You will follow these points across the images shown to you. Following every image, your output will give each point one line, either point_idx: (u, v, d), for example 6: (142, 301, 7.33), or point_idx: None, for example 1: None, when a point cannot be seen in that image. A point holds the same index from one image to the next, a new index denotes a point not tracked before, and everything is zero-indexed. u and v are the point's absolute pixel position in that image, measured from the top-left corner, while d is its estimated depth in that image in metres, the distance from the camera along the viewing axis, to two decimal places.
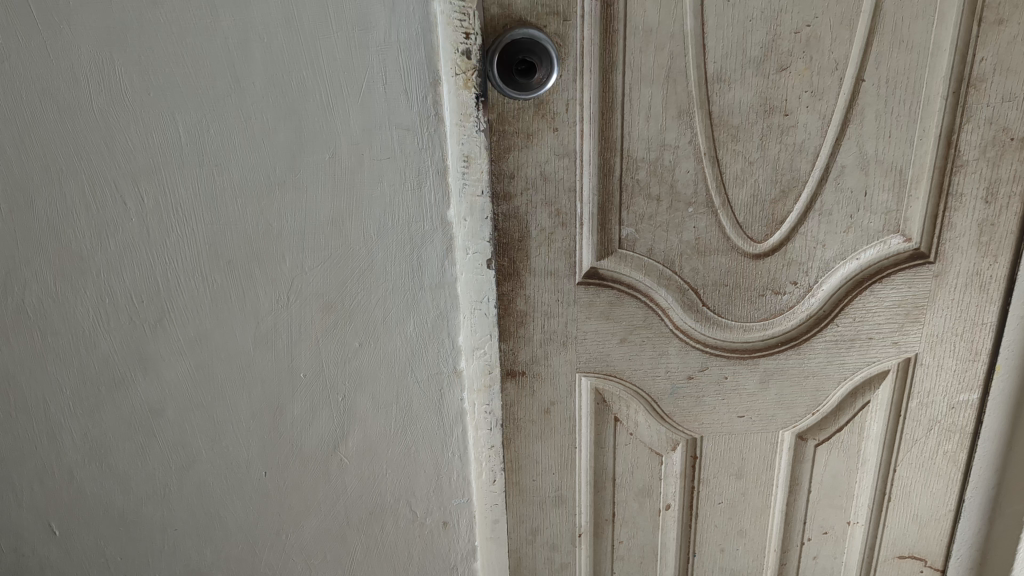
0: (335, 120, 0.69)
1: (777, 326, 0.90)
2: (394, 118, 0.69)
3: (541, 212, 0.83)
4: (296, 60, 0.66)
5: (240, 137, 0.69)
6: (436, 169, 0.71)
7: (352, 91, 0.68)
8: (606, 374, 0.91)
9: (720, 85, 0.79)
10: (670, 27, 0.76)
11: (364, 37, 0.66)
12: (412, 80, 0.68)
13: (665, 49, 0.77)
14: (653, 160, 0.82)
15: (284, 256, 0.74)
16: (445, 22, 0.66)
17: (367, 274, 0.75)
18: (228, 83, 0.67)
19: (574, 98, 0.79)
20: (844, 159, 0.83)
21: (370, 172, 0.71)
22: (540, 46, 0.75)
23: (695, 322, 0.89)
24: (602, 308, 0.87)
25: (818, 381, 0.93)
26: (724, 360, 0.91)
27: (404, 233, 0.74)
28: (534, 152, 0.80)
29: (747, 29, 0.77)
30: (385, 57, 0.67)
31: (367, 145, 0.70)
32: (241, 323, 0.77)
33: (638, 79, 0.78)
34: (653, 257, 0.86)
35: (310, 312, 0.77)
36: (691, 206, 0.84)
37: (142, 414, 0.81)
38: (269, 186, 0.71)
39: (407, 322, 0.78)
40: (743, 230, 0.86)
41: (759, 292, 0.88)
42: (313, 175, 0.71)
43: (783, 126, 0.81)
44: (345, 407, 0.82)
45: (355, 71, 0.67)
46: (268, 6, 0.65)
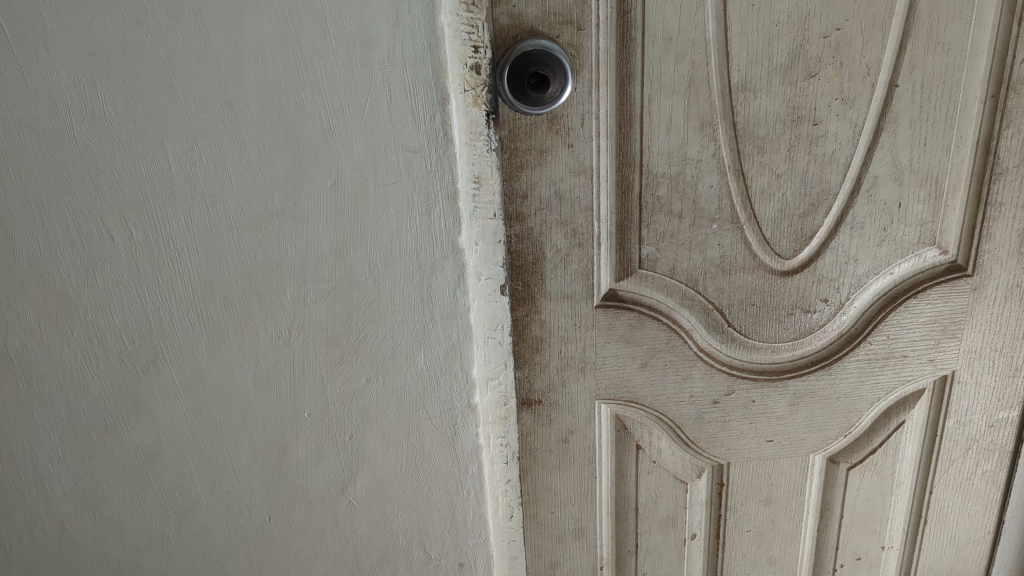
0: (337, 145, 0.64)
1: (807, 346, 0.85)
2: (400, 140, 0.64)
3: (556, 232, 0.78)
4: (293, 81, 0.62)
5: (235, 165, 0.64)
6: (446, 193, 0.67)
7: (355, 113, 0.63)
8: (628, 401, 0.86)
9: (745, 94, 0.75)
10: (691, 34, 0.72)
11: (367, 54, 0.61)
12: (418, 98, 0.63)
13: (686, 57, 0.73)
14: (675, 175, 0.77)
15: (285, 289, 0.69)
16: (451, 36, 0.61)
17: (374, 306, 0.70)
18: (220, 107, 0.62)
19: (590, 112, 0.74)
20: (877, 170, 0.78)
21: (376, 198, 0.66)
22: (553, 57, 0.71)
23: (721, 344, 0.84)
24: (622, 332, 0.83)
25: (850, 402, 0.89)
26: (752, 383, 0.86)
27: (413, 263, 0.69)
28: (548, 170, 0.76)
29: (774, 35, 0.72)
30: (390, 75, 0.62)
31: (372, 169, 0.65)
32: (241, 361, 0.72)
33: (658, 90, 0.74)
34: (675, 277, 0.81)
35: (312, 349, 0.72)
36: (714, 223, 0.79)
37: (137, 460, 0.76)
38: (267, 217, 0.66)
39: (417, 355, 0.73)
40: (771, 246, 0.81)
41: (787, 311, 0.83)
42: (314, 202, 0.66)
43: (812, 136, 0.77)
44: (353, 446, 0.77)
45: (358, 91, 0.62)
46: (262, 24, 0.60)
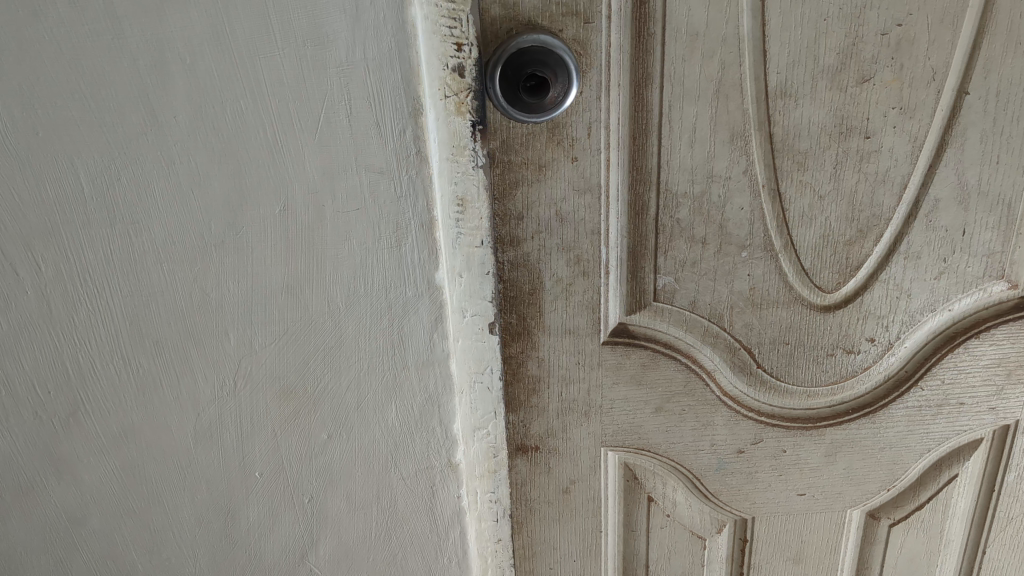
0: (286, 165, 0.53)
1: (848, 391, 0.74)
2: (364, 158, 0.53)
3: (558, 259, 0.67)
4: (230, 88, 0.50)
5: (161, 188, 0.53)
6: (419, 222, 0.56)
7: (307, 126, 0.52)
8: (638, 449, 0.76)
9: (784, 101, 0.62)
10: (721, 28, 0.60)
11: (321, 55, 0.50)
12: (385, 108, 0.52)
13: (714, 56, 0.61)
14: (698, 195, 0.65)
15: (227, 333, 0.58)
16: (428, 31, 0.49)
17: (334, 353, 0.59)
18: (142, 118, 0.50)
19: (598, 120, 0.62)
20: (939, 192, 0.66)
21: (333, 228, 0.55)
22: (554, 55, 0.59)
23: (747, 387, 0.73)
24: (633, 373, 0.72)
25: (895, 454, 0.77)
26: (783, 430, 0.75)
27: (382, 302, 0.58)
28: (547, 188, 0.64)
29: (821, 31, 0.60)
30: (349, 81, 0.51)
31: (329, 194, 0.54)
32: (176, 414, 0.61)
33: (680, 95, 0.62)
34: (696, 312, 0.70)
35: (262, 401, 0.61)
36: (744, 250, 0.68)
37: (61, 523, 0.65)
38: (203, 250, 0.55)
39: (388, 410, 0.62)
40: (811, 278, 0.69)
41: (825, 351, 0.72)
42: (259, 233, 0.54)
43: (862, 151, 0.64)
44: (312, 510, 0.66)
45: (309, 100, 0.51)
46: (190, 17, 0.48)
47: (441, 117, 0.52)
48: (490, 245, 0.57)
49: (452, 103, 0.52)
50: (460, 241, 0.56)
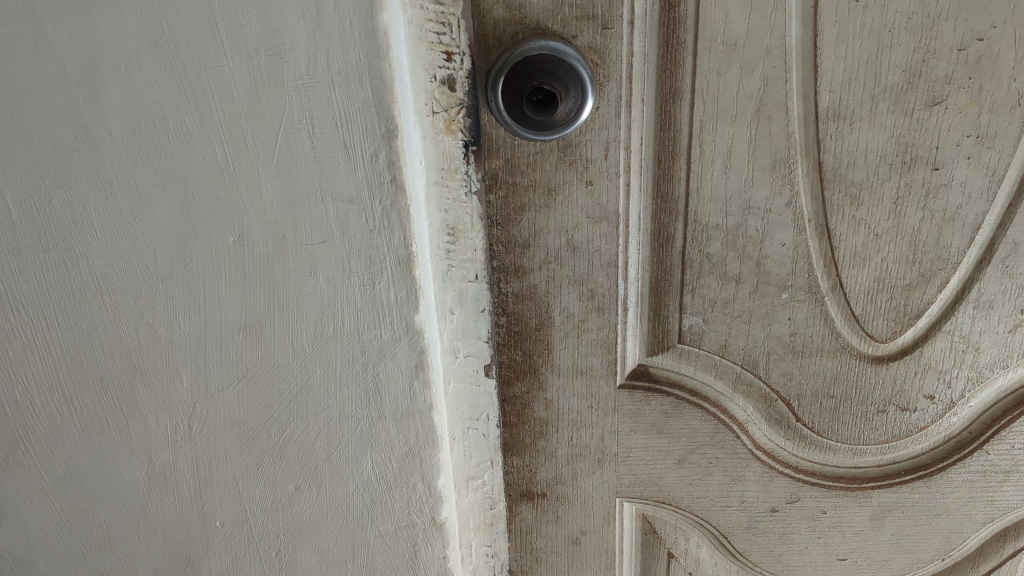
0: (238, 191, 0.46)
1: (901, 450, 0.65)
2: (330, 186, 0.47)
3: (568, 293, 0.59)
4: (172, 102, 0.44)
5: (98, 213, 0.47)
6: (396, 258, 0.50)
7: (263, 147, 0.45)
8: (657, 501, 0.68)
9: (836, 123, 0.53)
10: (764, 38, 0.51)
11: (276, 67, 0.43)
12: (354, 127, 0.45)
13: (755, 70, 0.52)
14: (733, 228, 0.57)
15: (179, 372, 0.53)
16: (412, 37, 0.43)
17: (301, 398, 0.54)
18: (74, 134, 0.44)
19: (617, 139, 0.54)
20: (1018, 235, 0.57)
21: (295, 266, 0.49)
22: (565, 66, 0.51)
23: (783, 442, 0.65)
24: (653, 420, 0.64)
25: (953, 520, 0.68)
26: (823, 489, 0.67)
27: (354, 346, 0.53)
28: (557, 214, 0.56)
29: (884, 44, 0.51)
30: (311, 96, 0.44)
31: (289, 224, 0.48)
32: (128, 455, 0.56)
33: (713, 114, 0.53)
34: (728, 357, 0.61)
35: (222, 448, 0.56)
36: (785, 292, 0.59)
37: (6, 567, 0.60)
38: (148, 283, 0.49)
39: (362, 460, 0.57)
40: (862, 326, 0.60)
41: (876, 407, 0.63)
42: (210, 268, 0.49)
43: (929, 185, 0.55)
44: (282, 562, 0.61)
45: (263, 117, 0.44)
46: (121, 19, 0.41)
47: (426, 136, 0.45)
48: (484, 278, 0.51)
49: (439, 120, 0.45)
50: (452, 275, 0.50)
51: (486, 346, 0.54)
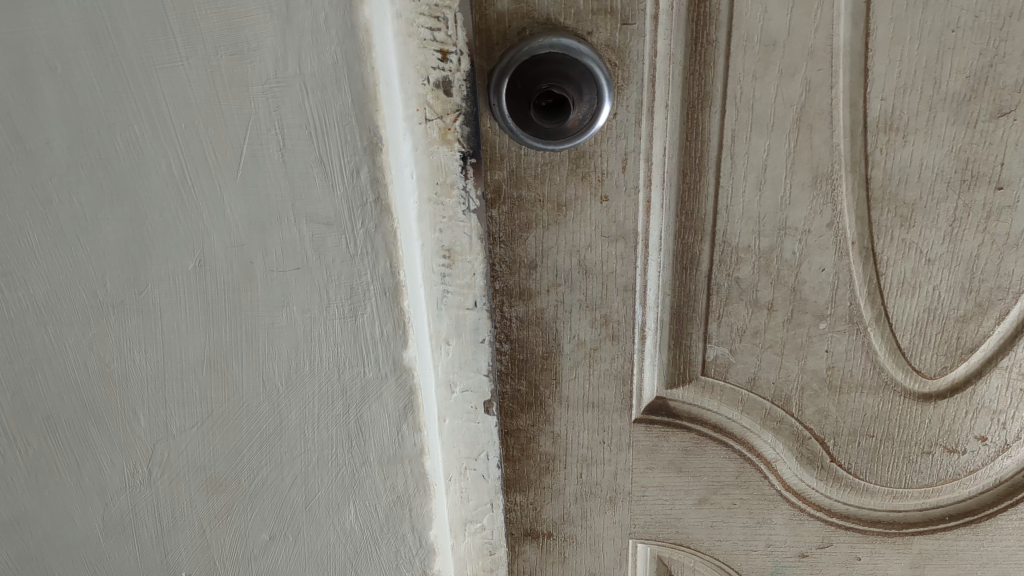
0: (199, 211, 0.41)
1: (945, 494, 0.59)
2: (304, 207, 0.42)
3: (579, 318, 0.53)
4: (119, 109, 0.38)
5: (38, 233, 0.41)
6: (382, 287, 0.45)
7: (225, 162, 0.40)
8: (675, 544, 0.62)
9: (888, 135, 0.47)
10: (809, 38, 0.44)
11: (238, 70, 0.38)
12: (330, 138, 0.40)
13: (797, 74, 0.45)
14: (766, 251, 0.50)
15: (135, 411, 0.47)
16: (401, 32, 0.38)
17: (273, 439, 0.49)
18: (8, 143, 0.39)
19: (637, 150, 0.48)
20: None
21: (265, 294, 0.44)
22: (580, 66, 0.44)
23: (816, 483, 0.59)
24: (672, 458, 0.58)
25: (1000, 569, 0.62)
26: (858, 534, 0.61)
27: (334, 386, 0.47)
28: (567, 232, 0.50)
29: (946, 45, 0.44)
30: (280, 103, 0.39)
31: (256, 248, 0.42)
32: (81, 500, 0.50)
33: (747, 123, 0.47)
34: (757, 392, 0.55)
35: (187, 495, 0.50)
36: (823, 322, 0.53)
37: None
38: (99, 312, 0.44)
39: (344, 508, 0.52)
40: (909, 360, 0.54)
41: (920, 449, 0.57)
42: (167, 295, 0.43)
43: (991, 206, 0.49)
44: None
45: (224, 128, 0.39)
46: (59, 10, 0.36)
47: (419, 147, 0.41)
48: (485, 306, 0.46)
49: (434, 129, 0.40)
50: (448, 301, 0.45)
51: (486, 380, 0.49)
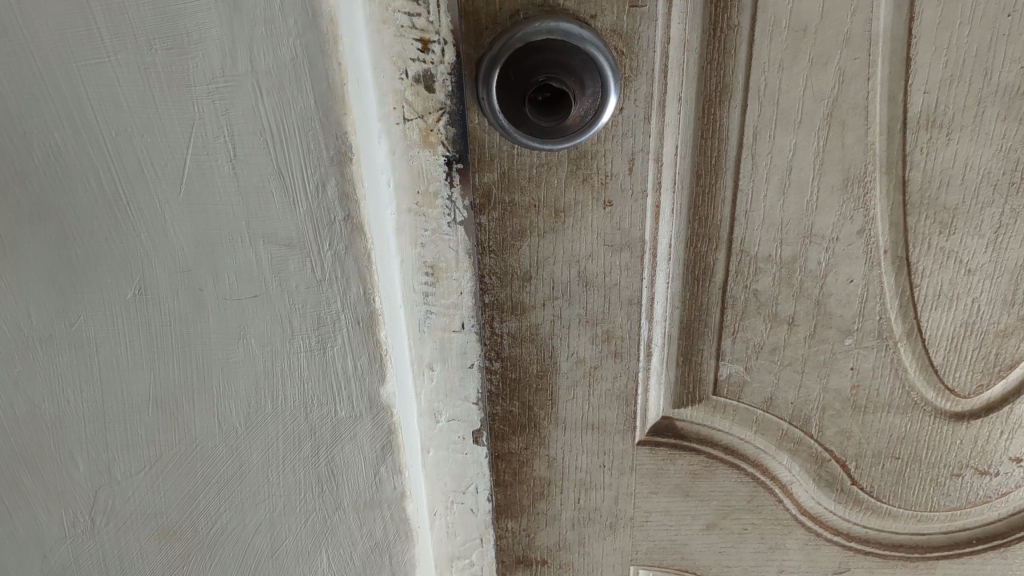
0: (138, 232, 0.34)
1: (974, 517, 0.54)
2: (263, 227, 0.35)
3: (579, 334, 0.47)
4: (32, 114, 0.31)
5: None
6: (353, 316, 0.38)
7: (167, 176, 0.33)
8: (679, 569, 0.58)
9: (929, 134, 0.41)
10: (844, 23, 0.39)
11: (178, 67, 0.31)
12: (290, 146, 0.33)
13: (830, 64, 0.40)
14: (788, 261, 0.45)
15: (73, 455, 0.41)
16: (375, 18, 0.34)
17: (233, 484, 0.43)
18: None
19: (646, 149, 0.42)
20: None
21: (217, 323, 0.37)
22: (581, 56, 0.38)
23: (834, 506, 0.54)
24: (679, 482, 0.53)
25: None
26: (877, 559, 0.57)
27: (300, 425, 0.41)
28: (566, 241, 0.44)
29: (1002, 32, 0.39)
30: (230, 105, 0.32)
31: (208, 274, 0.36)
32: (15, 553, 0.44)
33: (771, 119, 0.41)
34: (774, 413, 0.50)
35: (136, 545, 0.44)
36: (849, 337, 0.47)
37: None
38: (24, 348, 0.37)
39: (316, 555, 0.46)
40: (942, 378, 0.49)
41: (949, 471, 0.52)
42: (105, 324, 0.37)
43: None
44: None
45: (164, 135, 0.32)
46: None
47: (397, 152, 0.37)
48: (473, 327, 0.42)
49: (414, 130, 0.36)
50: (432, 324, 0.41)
51: (474, 408, 0.46)
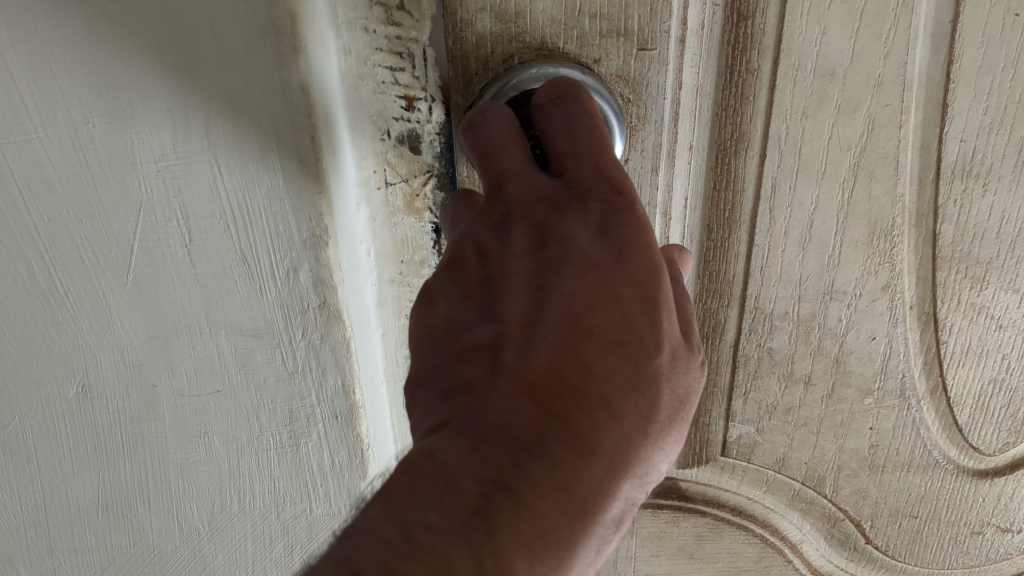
0: (82, 333, 0.32)
1: (993, 569, 0.52)
2: (228, 323, 0.33)
3: None
4: None
5: None
6: (332, 410, 0.36)
7: (112, 268, 0.30)
8: None
9: (966, 186, 0.37)
10: (876, 67, 0.34)
11: (120, 151, 0.28)
12: (255, 229, 0.30)
13: (859, 111, 0.35)
14: (806, 318, 0.41)
15: (14, 559, 0.39)
16: (351, 72, 0.30)
17: None
18: None
19: (653, 203, 0.38)
20: None
21: (175, 425, 0.36)
22: None
23: (845, 564, 0.51)
24: (682, 544, 0.52)
25: None
26: None
27: (272, 524, 0.40)
28: None
29: None
30: (183, 188, 0.29)
31: (164, 375, 0.34)
32: None
33: (792, 170, 0.37)
34: (785, 473, 0.47)
35: None
36: (870, 397, 0.44)
37: None
38: None
39: None
40: (966, 437, 0.45)
41: (970, 529, 0.49)
42: (44, 423, 0.34)
43: None
44: None
45: (106, 228, 0.29)
46: None
47: (378, 219, 0.34)
48: None
49: (398, 196, 0.34)
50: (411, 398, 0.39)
51: None
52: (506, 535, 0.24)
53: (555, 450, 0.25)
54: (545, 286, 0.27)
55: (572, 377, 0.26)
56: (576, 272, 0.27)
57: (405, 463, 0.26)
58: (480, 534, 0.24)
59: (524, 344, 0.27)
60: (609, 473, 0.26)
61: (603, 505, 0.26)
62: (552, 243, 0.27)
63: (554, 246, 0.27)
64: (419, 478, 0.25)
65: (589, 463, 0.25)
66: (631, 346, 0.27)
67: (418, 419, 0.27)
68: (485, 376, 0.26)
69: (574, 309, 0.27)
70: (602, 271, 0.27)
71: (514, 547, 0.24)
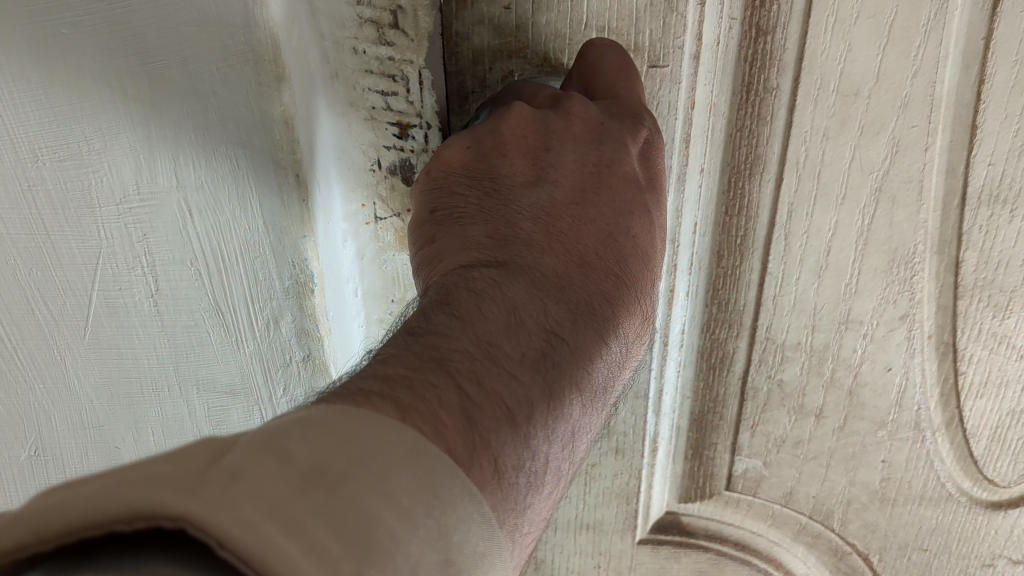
0: (36, 393, 0.31)
1: None
2: (203, 379, 0.32)
3: None
4: None
5: None
6: None
7: (67, 327, 0.29)
8: None
9: (993, 211, 0.34)
10: (903, 86, 0.31)
11: (74, 202, 0.26)
12: (230, 279, 0.29)
13: (883, 132, 0.33)
14: (819, 348, 0.39)
15: None
16: (342, 91, 0.29)
17: None
18: None
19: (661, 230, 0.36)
20: None
21: None
22: None
23: None
24: None
25: None
26: None
27: None
28: None
29: None
30: (146, 241, 0.27)
31: (127, 438, 0.33)
32: None
33: (808, 195, 0.35)
34: (791, 507, 0.45)
35: None
36: (883, 429, 0.41)
37: None
38: None
39: None
40: (981, 468, 0.41)
41: (980, 561, 0.44)
42: None
43: None
44: None
45: (61, 287, 0.28)
46: None
47: (367, 255, 0.33)
48: None
49: (387, 231, 0.32)
50: None
51: None
52: (575, 373, 0.21)
53: (610, 313, 0.24)
54: (595, 176, 0.29)
55: (611, 255, 0.27)
56: (620, 177, 0.29)
57: (457, 283, 0.22)
58: (554, 369, 0.20)
59: (568, 215, 0.27)
60: (623, 365, 0.25)
61: (618, 379, 0.25)
62: (607, 144, 0.29)
63: (608, 144, 0.29)
64: (486, 297, 0.21)
65: (622, 340, 0.25)
66: (652, 260, 0.29)
67: (454, 247, 0.25)
68: (533, 233, 0.26)
69: (619, 204, 0.29)
70: (639, 189, 0.29)
71: (579, 392, 0.21)
